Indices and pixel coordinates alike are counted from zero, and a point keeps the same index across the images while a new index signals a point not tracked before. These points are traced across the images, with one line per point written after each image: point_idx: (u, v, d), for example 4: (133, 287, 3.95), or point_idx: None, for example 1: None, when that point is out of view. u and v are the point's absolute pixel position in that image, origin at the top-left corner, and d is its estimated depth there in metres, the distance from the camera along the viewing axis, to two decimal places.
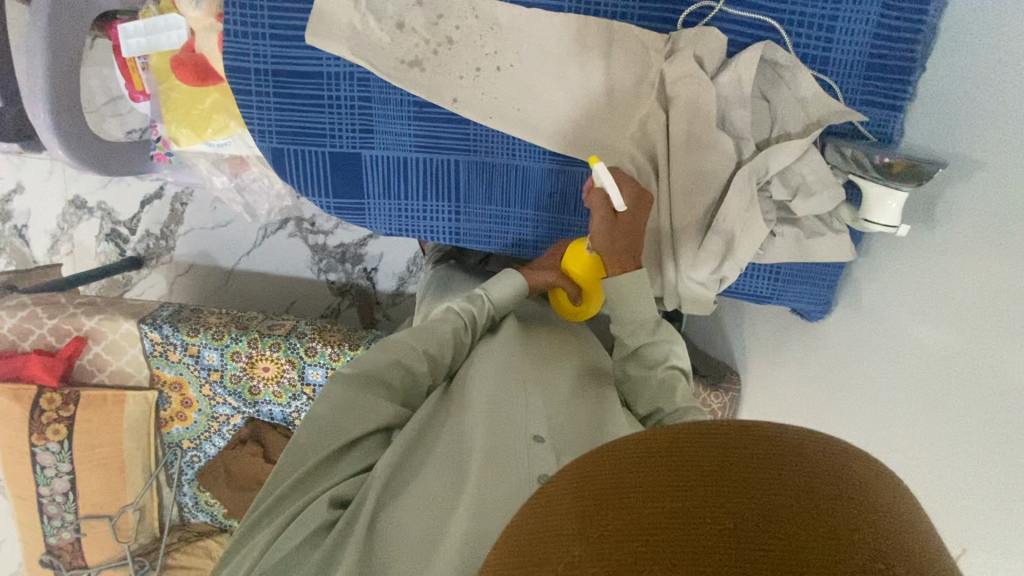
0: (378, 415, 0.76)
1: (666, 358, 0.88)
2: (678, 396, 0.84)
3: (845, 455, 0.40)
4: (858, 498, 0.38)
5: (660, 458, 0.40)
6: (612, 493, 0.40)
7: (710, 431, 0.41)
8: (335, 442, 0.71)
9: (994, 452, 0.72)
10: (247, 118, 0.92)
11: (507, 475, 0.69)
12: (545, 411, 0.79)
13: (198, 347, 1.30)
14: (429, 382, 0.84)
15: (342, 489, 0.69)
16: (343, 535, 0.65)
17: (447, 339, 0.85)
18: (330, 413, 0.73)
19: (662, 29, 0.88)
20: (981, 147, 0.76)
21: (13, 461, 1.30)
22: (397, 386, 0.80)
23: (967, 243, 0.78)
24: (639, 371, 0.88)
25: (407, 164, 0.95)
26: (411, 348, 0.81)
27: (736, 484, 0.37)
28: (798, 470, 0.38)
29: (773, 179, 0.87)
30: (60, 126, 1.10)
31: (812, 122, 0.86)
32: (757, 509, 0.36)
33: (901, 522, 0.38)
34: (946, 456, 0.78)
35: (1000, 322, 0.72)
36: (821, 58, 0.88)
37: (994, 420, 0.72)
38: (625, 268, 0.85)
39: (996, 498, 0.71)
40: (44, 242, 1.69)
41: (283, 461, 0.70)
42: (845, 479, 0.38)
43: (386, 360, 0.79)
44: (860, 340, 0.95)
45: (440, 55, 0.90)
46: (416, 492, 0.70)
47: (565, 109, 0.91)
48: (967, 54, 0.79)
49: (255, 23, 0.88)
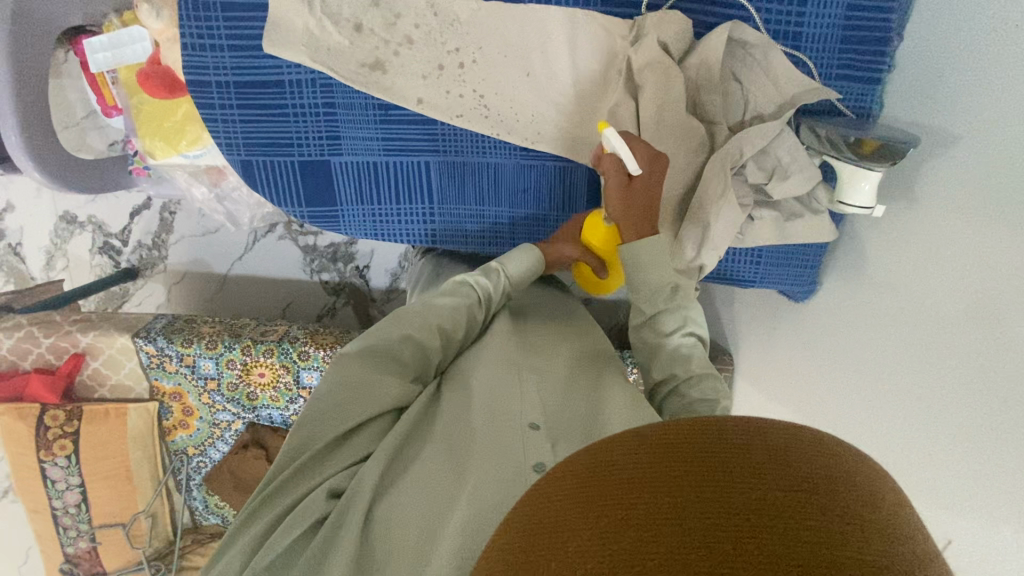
0: (388, 394, 0.73)
1: (682, 325, 0.82)
2: (695, 364, 0.79)
3: (837, 450, 0.37)
4: (850, 493, 0.34)
5: (650, 451, 0.37)
6: (609, 487, 0.37)
7: (693, 426, 0.38)
8: (336, 427, 0.69)
9: (974, 430, 0.70)
10: (213, 132, 0.91)
11: (504, 463, 0.67)
12: (544, 396, 0.78)
13: (194, 357, 1.32)
14: (439, 358, 0.82)
15: (338, 479, 0.67)
16: (337, 528, 0.62)
17: (461, 314, 0.84)
18: (331, 395, 0.71)
19: (626, 15, 0.85)
20: (959, 120, 0.74)
21: (25, 476, 1.34)
22: (410, 362, 0.77)
23: (948, 220, 0.76)
24: (654, 338, 0.81)
25: (377, 168, 0.94)
26: (425, 323, 0.80)
27: (722, 476, 0.35)
28: (788, 463, 0.35)
29: (748, 162, 0.85)
30: (33, 147, 1.10)
31: (785, 101, 0.84)
32: (745, 503, 0.33)
33: (899, 520, 0.34)
34: (927, 436, 0.77)
35: (980, 301, 0.70)
36: (793, 33, 0.85)
37: (981, 398, 0.70)
38: (641, 234, 0.80)
39: (979, 477, 0.70)
40: (39, 259, 1.70)
41: (284, 448, 0.68)
42: (834, 472, 0.35)
43: (401, 334, 0.78)
44: (845, 319, 0.94)
45: (402, 56, 0.88)
46: (411, 483, 0.68)
47: (532, 103, 0.90)
48: (943, 24, 0.76)
49: (211, 35, 0.86)
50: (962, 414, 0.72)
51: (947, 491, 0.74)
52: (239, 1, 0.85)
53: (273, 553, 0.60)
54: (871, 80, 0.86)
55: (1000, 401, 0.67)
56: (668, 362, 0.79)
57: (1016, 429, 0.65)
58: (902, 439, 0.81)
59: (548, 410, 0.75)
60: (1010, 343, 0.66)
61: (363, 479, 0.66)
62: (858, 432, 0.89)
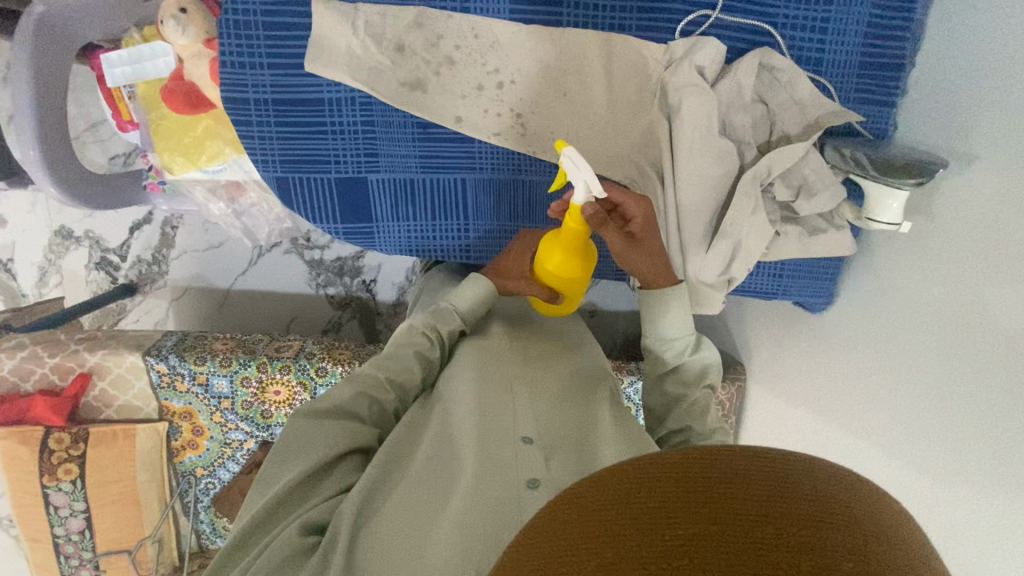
0: (340, 438, 0.74)
1: (703, 376, 0.88)
2: (709, 420, 0.85)
3: (843, 478, 0.38)
4: (852, 517, 0.35)
5: (649, 476, 0.38)
6: (608, 510, 0.37)
7: (708, 455, 0.38)
8: (297, 467, 0.70)
9: (982, 434, 0.74)
10: (249, 149, 0.91)
11: (495, 482, 0.67)
12: (534, 413, 0.78)
13: (207, 375, 1.29)
14: (397, 406, 0.83)
15: (313, 515, 0.67)
16: (321, 563, 0.62)
17: (411, 362, 0.84)
18: (296, 441, 0.73)
19: (662, 39, 0.89)
20: (970, 142, 0.78)
21: (24, 503, 1.28)
22: (366, 417, 0.79)
23: (960, 235, 0.80)
24: (677, 389, 0.87)
25: (414, 185, 0.96)
26: (372, 376, 0.81)
27: (731, 506, 0.35)
28: (808, 505, 0.35)
29: (775, 180, 0.90)
30: (51, 165, 1.07)
31: (810, 122, 0.89)
32: (765, 533, 0.33)
33: (900, 545, 0.36)
34: (939, 440, 0.80)
35: (991, 312, 0.74)
36: (815, 59, 0.90)
37: (987, 399, 0.74)
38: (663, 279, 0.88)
39: (989, 477, 0.73)
40: (32, 276, 1.64)
41: (249, 493, 0.71)
42: (844, 503, 0.36)
43: (350, 391, 0.79)
44: (860, 329, 0.98)
45: (441, 77, 0.90)
46: (396, 509, 0.67)
47: (569, 123, 0.93)
48: (953, 55, 0.82)
49: (252, 53, 0.86)
50: (971, 418, 0.76)
51: (955, 485, 0.78)
52: (283, 19, 0.86)
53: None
54: (886, 104, 0.92)
55: (1006, 405, 0.71)
56: (685, 415, 0.85)
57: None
58: (915, 442, 0.84)
59: (541, 427, 0.75)
60: (1014, 355, 0.70)
61: (342, 512, 0.67)
62: (872, 438, 0.92)
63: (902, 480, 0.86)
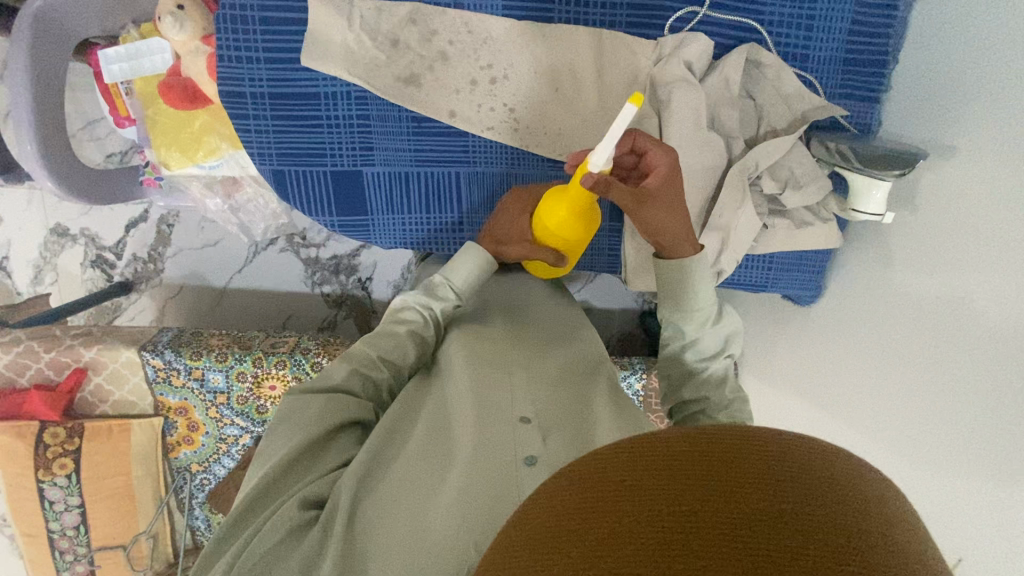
0: (337, 414, 0.75)
1: (724, 347, 0.89)
2: (727, 390, 0.87)
3: (833, 458, 0.39)
4: (840, 495, 0.36)
5: (643, 454, 0.39)
6: (604, 484, 0.39)
7: (701, 435, 0.39)
8: (294, 444, 0.70)
9: (966, 420, 0.76)
10: (248, 144, 0.93)
11: (491, 464, 0.67)
12: (531, 398, 0.78)
13: (203, 370, 1.30)
14: (393, 383, 0.85)
15: (312, 490, 0.68)
16: (321, 538, 0.64)
17: (404, 339, 0.86)
18: (294, 420, 0.74)
19: (651, 36, 0.91)
20: (952, 134, 0.80)
21: (19, 499, 1.28)
22: (360, 393, 0.81)
23: (942, 225, 0.82)
24: (696, 362, 0.88)
25: (408, 179, 0.97)
26: (365, 355, 0.83)
27: (722, 481, 0.36)
28: (795, 478, 0.36)
29: (763, 173, 0.91)
30: (48, 159, 1.08)
31: (796, 117, 0.91)
32: (754, 506, 0.34)
33: (887, 521, 0.36)
34: (923, 427, 0.82)
35: (974, 300, 0.76)
36: (801, 56, 0.93)
37: (970, 386, 0.75)
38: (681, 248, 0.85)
39: (971, 462, 0.75)
40: (27, 273, 1.63)
41: (251, 470, 0.72)
42: (833, 479, 0.37)
43: (346, 370, 0.80)
44: (847, 321, 1.00)
45: (436, 71, 0.92)
46: (394, 493, 0.68)
47: (562, 117, 0.95)
48: (934, 51, 0.84)
49: (248, 47, 0.88)
50: (955, 405, 0.78)
51: (938, 472, 0.79)
52: (279, 14, 0.87)
53: (257, 558, 0.61)
54: (871, 99, 0.94)
55: (987, 390, 0.73)
56: (703, 385, 0.87)
57: (1004, 421, 0.70)
58: (901, 430, 0.86)
59: (538, 410, 0.76)
60: (996, 342, 0.72)
61: (341, 489, 0.68)
62: (859, 427, 0.93)
63: (888, 468, 0.88)
